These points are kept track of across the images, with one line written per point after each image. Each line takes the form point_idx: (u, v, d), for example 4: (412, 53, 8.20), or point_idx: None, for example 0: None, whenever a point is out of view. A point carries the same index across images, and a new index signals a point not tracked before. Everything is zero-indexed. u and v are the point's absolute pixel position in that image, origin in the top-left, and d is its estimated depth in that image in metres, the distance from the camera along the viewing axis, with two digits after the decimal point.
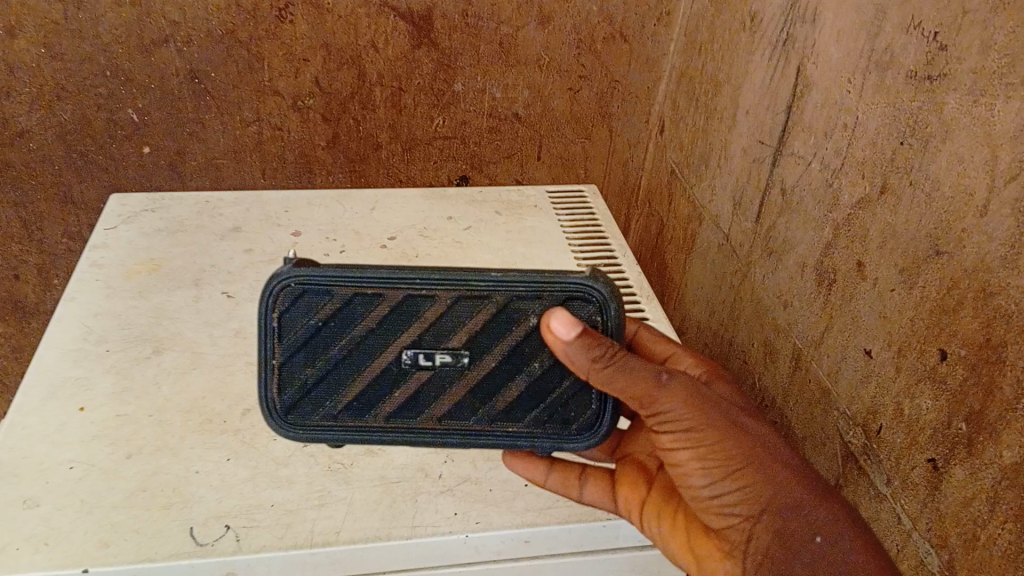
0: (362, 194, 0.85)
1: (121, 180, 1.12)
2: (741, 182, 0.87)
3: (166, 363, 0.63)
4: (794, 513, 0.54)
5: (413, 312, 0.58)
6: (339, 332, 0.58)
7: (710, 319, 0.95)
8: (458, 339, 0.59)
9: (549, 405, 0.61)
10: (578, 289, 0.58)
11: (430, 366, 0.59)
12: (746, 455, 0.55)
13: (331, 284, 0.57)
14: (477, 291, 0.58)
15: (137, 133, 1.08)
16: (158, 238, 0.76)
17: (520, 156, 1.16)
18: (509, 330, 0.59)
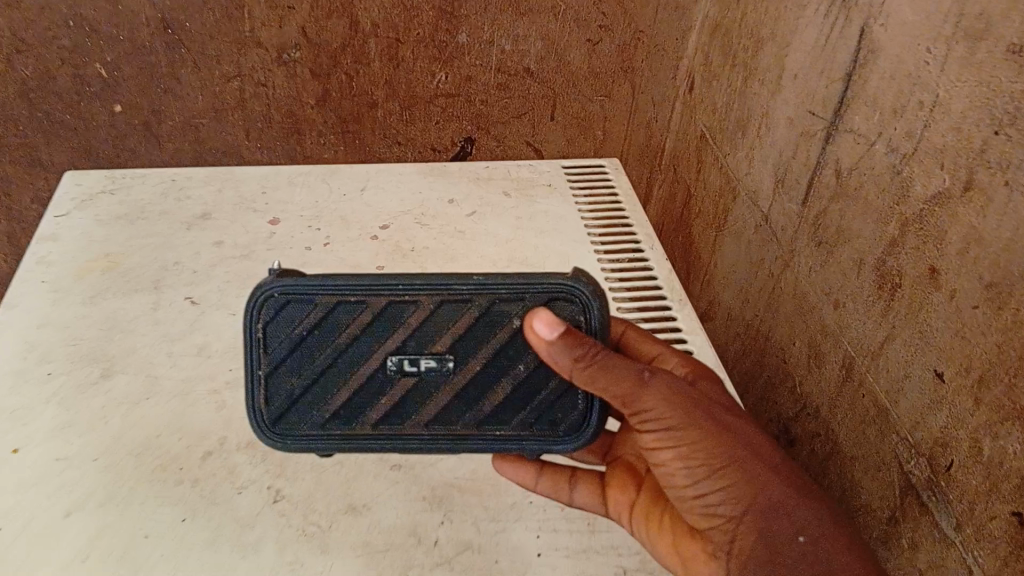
0: (352, 171, 0.74)
1: (93, 142, 1.02)
2: (785, 157, 0.76)
3: (117, 391, 0.54)
4: (779, 516, 0.48)
5: (395, 317, 0.53)
6: (320, 341, 0.53)
7: (742, 308, 0.85)
8: (444, 342, 0.53)
9: (535, 406, 0.55)
10: (561, 292, 0.52)
11: (416, 373, 0.53)
12: (729, 452, 0.49)
13: (312, 292, 0.52)
14: (459, 295, 0.53)
15: (107, 91, 0.97)
16: (116, 227, 0.66)
17: (531, 115, 1.05)
18: (497, 333, 0.53)
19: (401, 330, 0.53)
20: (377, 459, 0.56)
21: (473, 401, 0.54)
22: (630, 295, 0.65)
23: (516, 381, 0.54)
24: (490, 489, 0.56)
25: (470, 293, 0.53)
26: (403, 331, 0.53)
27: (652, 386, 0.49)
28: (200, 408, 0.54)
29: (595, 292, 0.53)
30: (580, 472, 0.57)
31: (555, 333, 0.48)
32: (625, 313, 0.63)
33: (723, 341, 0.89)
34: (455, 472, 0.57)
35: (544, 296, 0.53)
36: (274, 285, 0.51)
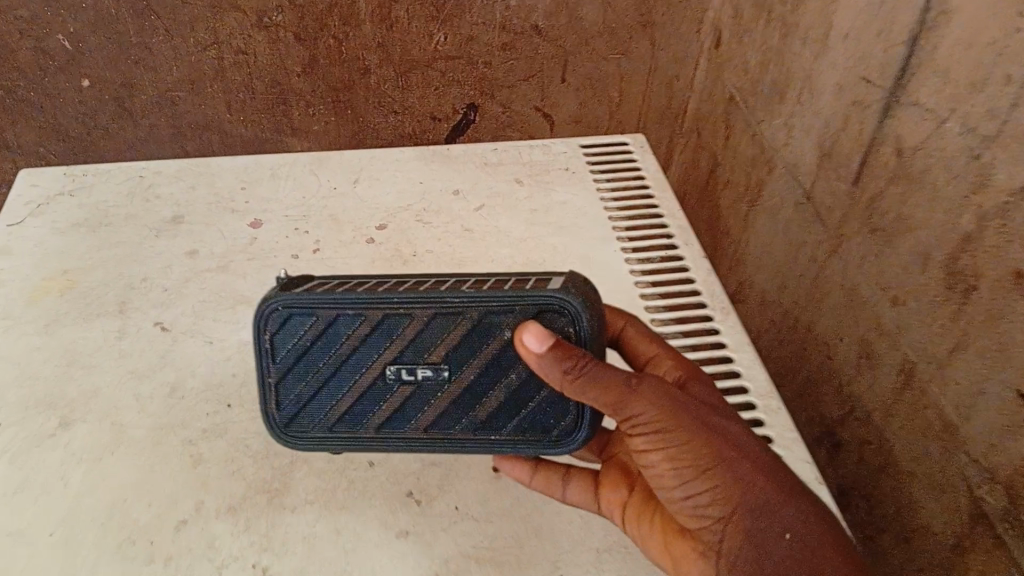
0: (343, 160, 0.66)
1: (62, 119, 0.92)
2: (833, 128, 0.67)
3: (77, 444, 0.45)
4: (772, 520, 0.37)
5: (392, 325, 0.42)
6: (314, 354, 0.43)
7: (779, 295, 0.77)
8: (442, 350, 0.42)
9: (533, 417, 0.43)
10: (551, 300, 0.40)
11: (414, 384, 0.43)
12: (722, 455, 0.37)
13: (312, 303, 0.42)
14: (450, 303, 0.41)
15: (72, 63, 0.87)
16: (75, 236, 0.58)
17: (539, 77, 0.92)
18: (498, 340, 0.41)
19: (394, 340, 0.42)
20: (378, 524, 0.42)
21: (473, 414, 0.43)
22: (656, 289, 0.56)
23: (513, 388, 0.42)
24: (519, 561, 0.41)
25: (465, 299, 0.41)
26: (396, 339, 0.42)
27: (646, 387, 0.38)
28: (172, 463, 0.45)
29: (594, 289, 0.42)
30: (573, 467, 0.45)
31: (546, 344, 0.37)
32: (653, 314, 0.54)
33: (756, 327, 0.81)
34: (472, 541, 0.42)
35: (534, 306, 0.40)
36: (278, 295, 0.42)
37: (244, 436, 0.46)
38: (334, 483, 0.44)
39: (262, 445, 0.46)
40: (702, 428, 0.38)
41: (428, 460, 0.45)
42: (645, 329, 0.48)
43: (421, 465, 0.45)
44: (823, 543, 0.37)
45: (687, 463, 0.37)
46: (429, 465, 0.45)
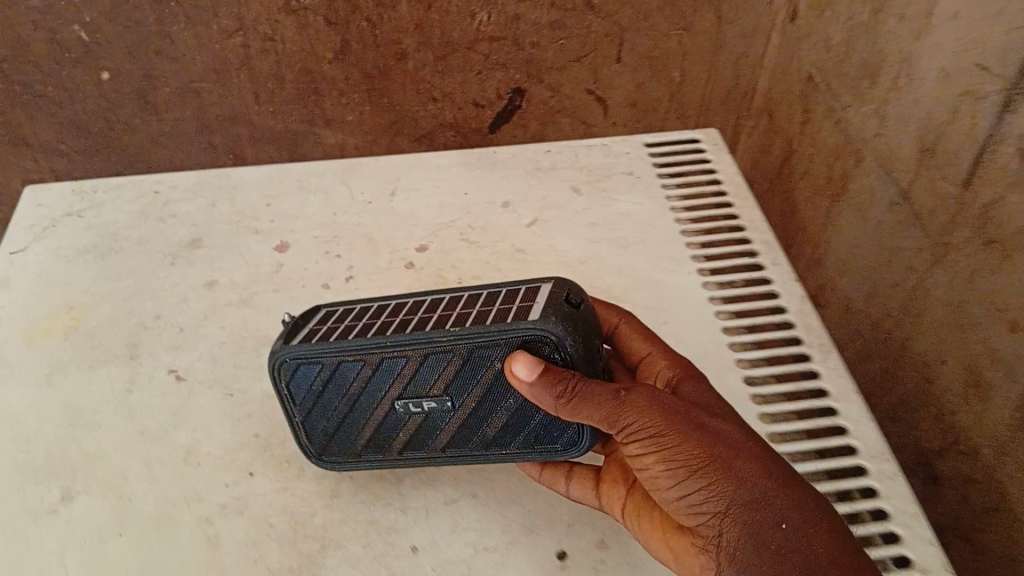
0: (376, 167, 0.59)
1: (83, 117, 0.74)
2: (938, 120, 0.58)
3: (78, 523, 0.40)
4: (770, 512, 0.31)
5: (392, 366, 0.38)
6: (326, 395, 0.39)
7: (867, 304, 0.68)
8: (441, 383, 0.37)
9: (542, 434, 0.38)
10: (534, 331, 0.35)
11: (423, 415, 0.39)
12: (709, 449, 0.33)
13: (313, 352, 0.38)
14: (436, 340, 0.36)
15: (92, 54, 0.70)
16: (84, 266, 0.52)
17: (592, 58, 0.77)
18: (492, 369, 0.37)
19: (396, 379, 0.38)
20: None
21: (485, 437, 0.39)
22: (741, 320, 0.48)
23: (516, 410, 0.38)
24: None
25: (451, 336, 0.36)
26: (398, 378, 0.38)
27: (635, 396, 0.34)
28: (184, 548, 0.39)
29: (574, 299, 0.37)
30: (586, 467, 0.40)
31: (534, 372, 0.34)
32: (739, 352, 0.47)
33: (839, 337, 0.73)
34: None
35: (517, 337, 0.35)
36: (282, 347, 0.38)
37: (268, 514, 0.40)
38: (371, 574, 0.37)
39: (288, 526, 0.39)
40: (691, 426, 0.33)
41: (483, 543, 0.38)
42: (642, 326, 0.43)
43: (474, 552, 0.38)
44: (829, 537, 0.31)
45: (679, 463, 0.33)
46: (483, 551, 0.38)
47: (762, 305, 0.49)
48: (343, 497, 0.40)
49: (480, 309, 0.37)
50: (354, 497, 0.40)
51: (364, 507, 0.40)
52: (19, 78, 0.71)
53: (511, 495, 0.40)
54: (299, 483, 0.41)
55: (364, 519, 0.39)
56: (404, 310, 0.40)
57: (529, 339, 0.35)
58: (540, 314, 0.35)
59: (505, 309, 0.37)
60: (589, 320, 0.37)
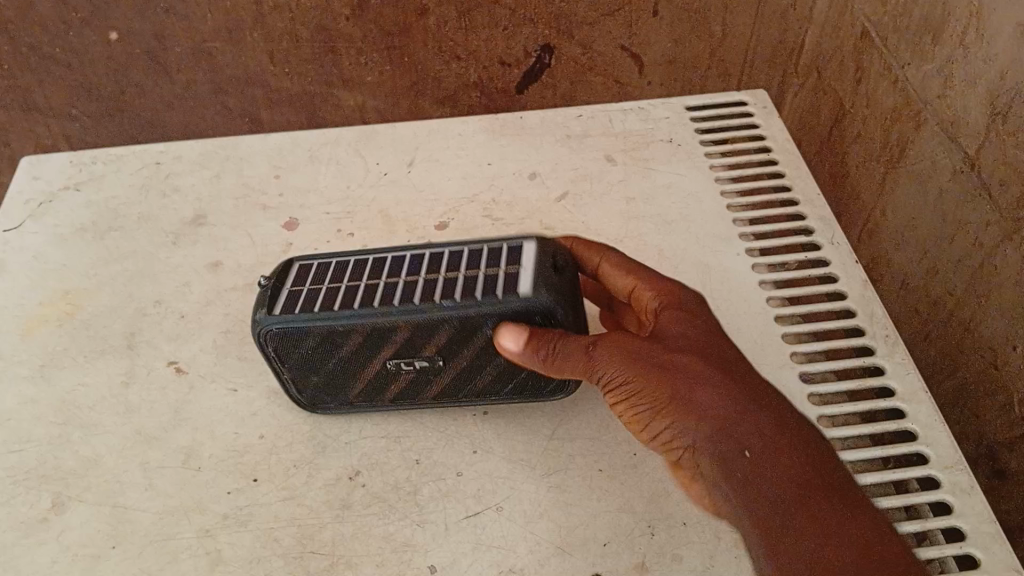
0: (394, 134, 0.54)
1: (88, 81, 0.70)
2: (1012, 78, 0.52)
3: (72, 535, 0.37)
4: (731, 445, 0.31)
5: (384, 333, 0.36)
6: (310, 358, 0.37)
7: (924, 279, 0.63)
8: (433, 346, 0.37)
9: (528, 385, 0.38)
10: (526, 304, 0.35)
11: (416, 374, 0.38)
12: (674, 389, 0.33)
13: (302, 323, 0.36)
14: (429, 312, 0.35)
15: (99, 13, 0.65)
16: (81, 247, 0.48)
17: (627, 11, 0.71)
18: (484, 335, 0.36)
19: (386, 344, 0.37)
20: None
21: (474, 389, 0.39)
22: (795, 307, 0.43)
23: (505, 367, 0.38)
24: None
25: (446, 308, 0.35)
26: (389, 343, 0.37)
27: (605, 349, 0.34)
28: (183, 566, 0.35)
29: (556, 263, 0.37)
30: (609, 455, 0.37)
31: (519, 344, 0.35)
32: (794, 346, 0.42)
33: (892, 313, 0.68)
34: None
35: (510, 310, 0.35)
36: (264, 316, 0.36)
37: (273, 527, 0.36)
38: None
39: (295, 540, 0.36)
40: (656, 367, 0.34)
41: (507, 565, 0.35)
42: (620, 258, 0.40)
43: (497, 574, 0.34)
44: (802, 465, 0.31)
45: (648, 403, 0.34)
46: (507, 573, 0.34)
47: (819, 292, 0.44)
48: (354, 508, 0.37)
49: (466, 274, 0.36)
50: (367, 508, 0.37)
51: (378, 520, 0.36)
52: (21, 40, 0.66)
53: (539, 508, 0.36)
54: (307, 492, 0.37)
55: (377, 533, 0.36)
56: (384, 271, 0.38)
57: (515, 312, 0.35)
58: (530, 287, 0.35)
59: (495, 275, 0.36)
60: (569, 283, 0.37)
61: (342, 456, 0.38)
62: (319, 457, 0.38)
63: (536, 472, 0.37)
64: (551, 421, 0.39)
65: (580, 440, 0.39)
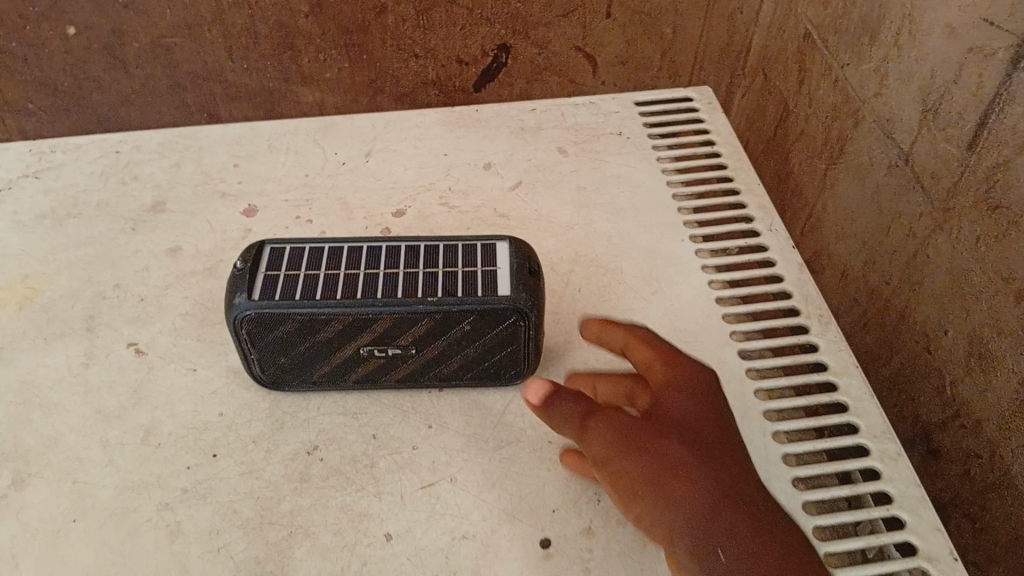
0: (353, 126, 0.56)
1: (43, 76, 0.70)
2: (944, 78, 0.55)
3: (32, 511, 0.37)
4: (703, 526, 0.31)
5: (362, 323, 0.37)
6: (283, 343, 0.38)
7: (864, 270, 0.66)
8: (409, 336, 0.37)
9: (490, 372, 0.40)
10: (506, 305, 0.36)
11: (385, 360, 0.39)
12: (661, 465, 0.33)
13: (283, 309, 0.36)
14: (413, 306, 0.36)
15: (57, 8, 0.65)
16: (40, 233, 0.49)
17: (579, 13, 0.73)
18: (460, 329, 0.37)
19: (364, 332, 0.37)
20: None
21: (437, 375, 0.40)
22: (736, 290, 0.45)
23: (472, 358, 0.39)
24: None
25: (429, 304, 0.36)
26: (366, 331, 0.37)
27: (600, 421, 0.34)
28: (144, 539, 0.36)
29: (533, 264, 0.38)
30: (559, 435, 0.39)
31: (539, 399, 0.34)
32: (733, 324, 0.44)
33: (835, 303, 0.71)
34: None
35: (489, 309, 0.36)
36: (243, 300, 0.36)
37: (232, 499, 0.37)
38: (342, 566, 0.35)
39: (255, 512, 0.37)
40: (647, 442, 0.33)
41: (461, 531, 0.36)
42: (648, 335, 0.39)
43: (451, 540, 0.36)
44: (788, 575, 0.31)
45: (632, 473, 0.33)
46: (460, 539, 0.36)
47: (758, 275, 0.46)
48: (313, 480, 0.38)
49: (445, 270, 0.37)
50: (325, 481, 0.38)
51: (337, 492, 0.37)
52: None
53: (491, 479, 0.38)
54: (266, 466, 0.38)
55: (335, 504, 0.37)
56: (361, 258, 0.38)
57: (497, 313, 0.37)
58: (511, 288, 0.37)
59: (472, 273, 0.37)
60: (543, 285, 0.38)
61: (301, 432, 0.39)
62: (278, 433, 0.39)
63: (488, 445, 0.39)
64: (503, 397, 0.41)
65: (530, 414, 0.40)
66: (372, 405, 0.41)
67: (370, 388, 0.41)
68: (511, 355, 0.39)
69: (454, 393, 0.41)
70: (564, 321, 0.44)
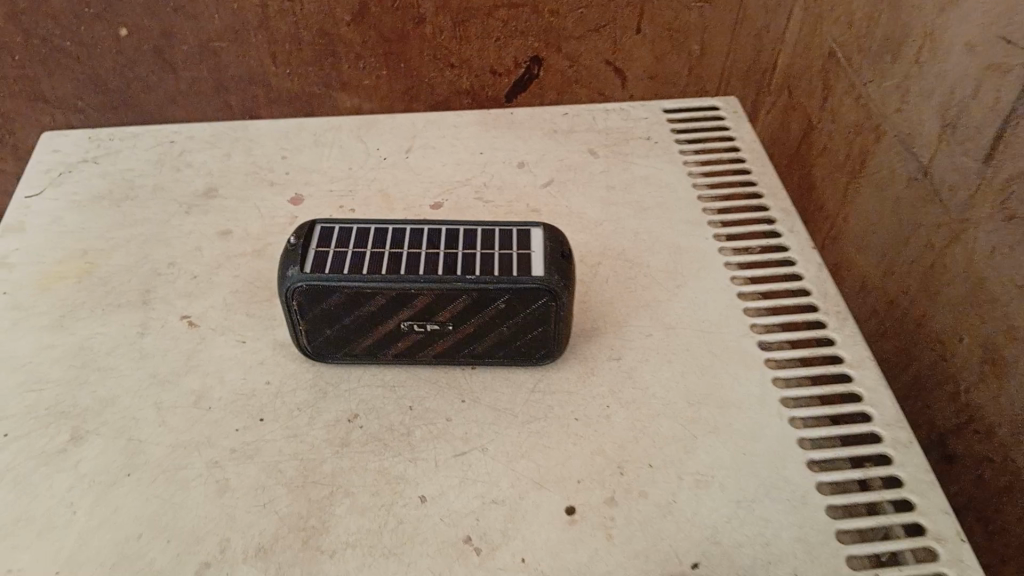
0: (394, 124, 0.59)
1: (101, 74, 0.75)
2: (963, 93, 0.57)
3: (89, 464, 0.39)
4: None
5: (404, 299, 0.39)
6: (330, 315, 0.40)
7: (884, 280, 0.68)
8: (448, 312, 0.40)
9: (522, 352, 0.42)
10: (539, 286, 0.39)
11: (423, 336, 0.41)
12: None
13: (332, 282, 0.39)
14: (453, 283, 0.39)
15: (110, 10, 0.71)
16: (99, 213, 0.52)
17: (610, 29, 0.78)
18: (495, 308, 0.40)
19: (406, 307, 0.40)
20: None
21: (471, 353, 0.42)
22: (758, 286, 0.47)
23: (505, 337, 0.41)
24: None
25: (468, 282, 0.39)
26: (408, 306, 0.40)
27: None
28: (193, 493, 0.38)
29: (565, 249, 0.41)
30: (588, 416, 0.41)
31: None
32: (754, 317, 0.46)
33: (855, 315, 0.72)
34: None
35: (523, 289, 0.39)
36: (295, 273, 0.39)
37: (278, 460, 0.39)
38: (381, 523, 0.37)
39: (299, 472, 0.39)
40: None
41: (491, 496, 0.38)
42: None
43: (482, 503, 0.38)
44: None
45: None
46: (491, 503, 0.38)
47: (779, 272, 0.48)
48: (353, 445, 0.40)
49: (482, 252, 0.40)
50: (364, 446, 0.40)
51: (378, 456, 0.40)
52: (35, 32, 0.72)
53: (520, 450, 0.40)
54: (309, 431, 0.41)
55: (373, 467, 0.39)
56: (405, 239, 0.40)
57: (530, 292, 0.39)
58: (544, 270, 0.39)
59: (508, 255, 0.40)
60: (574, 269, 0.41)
61: (342, 401, 0.42)
62: (321, 401, 0.42)
63: (518, 419, 0.41)
64: (533, 376, 0.43)
65: (558, 392, 0.42)
66: (409, 380, 0.43)
67: (407, 364, 0.43)
68: (542, 335, 0.41)
69: (486, 371, 0.43)
70: (592, 309, 0.46)
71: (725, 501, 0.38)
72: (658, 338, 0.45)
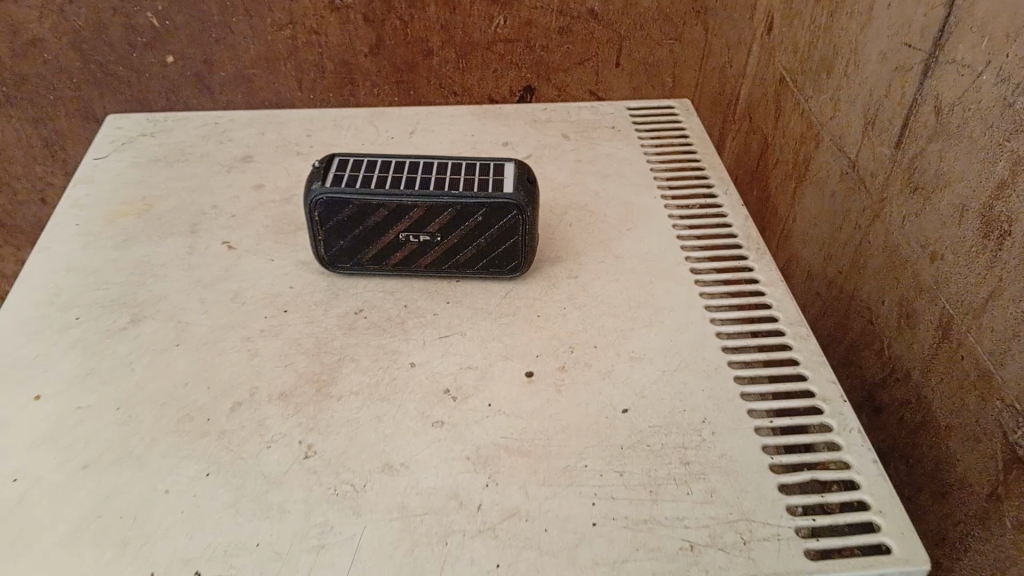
0: (400, 114, 0.70)
1: (150, 95, 0.88)
2: (876, 94, 0.68)
3: (145, 337, 0.49)
4: None
5: (403, 210, 0.50)
6: (343, 226, 0.51)
7: (825, 263, 0.78)
8: (436, 224, 0.50)
9: (495, 264, 0.52)
10: (508, 200, 0.49)
11: (417, 246, 0.51)
12: None
13: (347, 194, 0.49)
14: (440, 197, 0.49)
15: (160, 40, 0.84)
16: (154, 171, 0.63)
17: (593, 62, 0.91)
18: (474, 221, 0.50)
19: (403, 219, 0.50)
20: (415, 414, 0.45)
21: (454, 264, 0.52)
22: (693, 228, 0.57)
23: (482, 248, 0.51)
24: (544, 451, 0.43)
25: (452, 196, 0.49)
26: (405, 218, 0.50)
27: None
28: (229, 355, 0.48)
29: (530, 178, 0.51)
30: (548, 314, 0.51)
31: None
32: (689, 252, 0.56)
33: (803, 299, 0.82)
34: (502, 432, 0.44)
35: (496, 203, 0.49)
36: (318, 187, 0.50)
37: (298, 336, 0.49)
38: (378, 379, 0.47)
39: (315, 345, 0.49)
40: None
41: (467, 363, 0.48)
42: None
43: (459, 368, 0.47)
44: None
45: None
46: (467, 367, 0.47)
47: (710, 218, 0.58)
48: (358, 328, 0.50)
49: (465, 176, 0.51)
50: (368, 329, 0.50)
51: (378, 336, 0.49)
52: (94, 59, 0.85)
53: (492, 334, 0.50)
54: (324, 319, 0.50)
55: (374, 344, 0.49)
56: (404, 168, 0.51)
57: (501, 206, 0.49)
58: (513, 189, 0.50)
59: (484, 179, 0.50)
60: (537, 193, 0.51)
61: (351, 299, 0.52)
62: (334, 299, 0.52)
63: (491, 314, 0.51)
64: (505, 286, 0.53)
65: (524, 297, 0.52)
66: (405, 287, 0.53)
67: (403, 275, 0.53)
68: (512, 247, 0.51)
69: (466, 282, 0.53)
70: (557, 243, 0.57)
71: (654, 370, 0.47)
72: (609, 264, 0.55)
